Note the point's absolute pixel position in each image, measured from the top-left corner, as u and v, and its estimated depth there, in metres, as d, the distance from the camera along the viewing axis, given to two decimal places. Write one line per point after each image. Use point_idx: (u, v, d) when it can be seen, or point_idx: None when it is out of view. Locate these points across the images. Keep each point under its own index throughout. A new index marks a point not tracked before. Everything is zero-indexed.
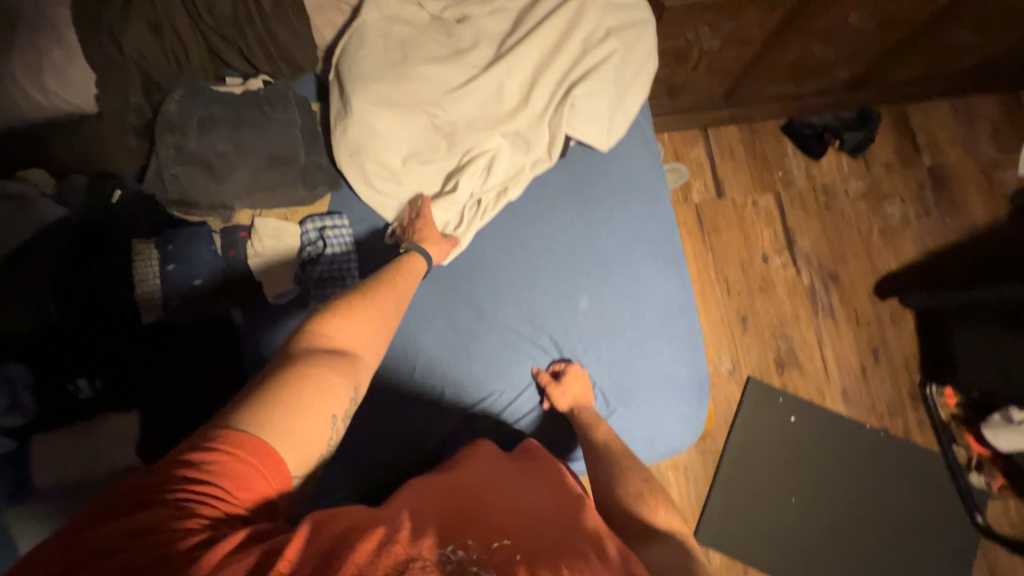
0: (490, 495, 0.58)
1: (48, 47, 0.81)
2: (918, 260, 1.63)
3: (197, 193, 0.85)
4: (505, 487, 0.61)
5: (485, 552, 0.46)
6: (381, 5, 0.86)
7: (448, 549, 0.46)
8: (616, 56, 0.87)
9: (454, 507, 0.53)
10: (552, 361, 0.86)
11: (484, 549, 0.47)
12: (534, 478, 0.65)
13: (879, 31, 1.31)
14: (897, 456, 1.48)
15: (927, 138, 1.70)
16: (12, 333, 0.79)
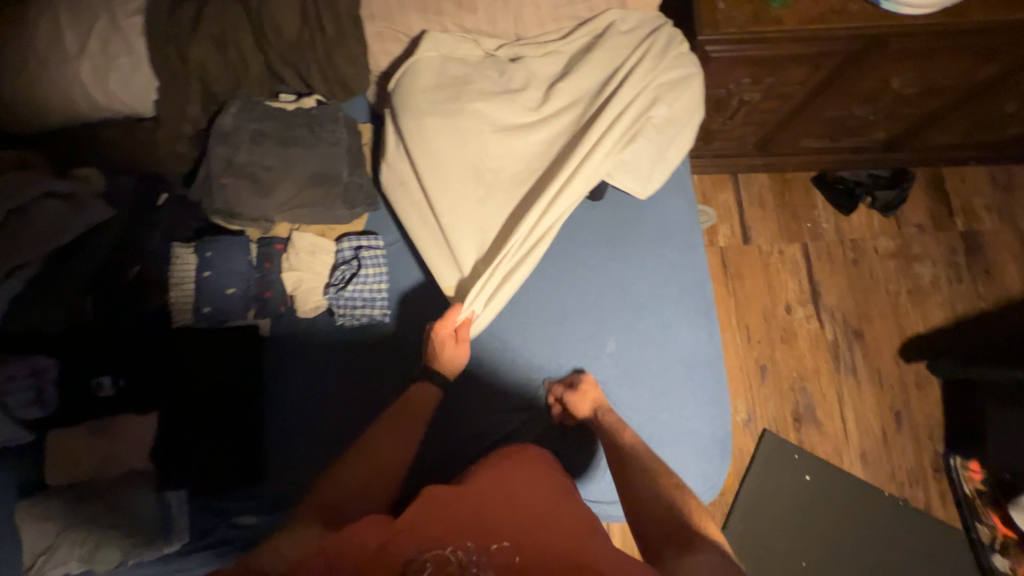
0: (523, 528, 0.61)
1: (118, 55, 0.85)
2: (947, 325, 1.59)
3: (238, 205, 0.86)
4: (538, 519, 0.63)
5: (485, 551, 0.59)
6: (437, 42, 0.89)
7: (450, 549, 0.59)
8: (665, 107, 0.88)
9: (459, 508, 0.64)
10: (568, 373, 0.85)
11: (484, 549, 0.59)
12: (563, 506, 0.67)
13: (922, 97, 1.31)
14: (917, 529, 1.41)
15: (962, 203, 1.69)
16: (49, 327, 0.82)
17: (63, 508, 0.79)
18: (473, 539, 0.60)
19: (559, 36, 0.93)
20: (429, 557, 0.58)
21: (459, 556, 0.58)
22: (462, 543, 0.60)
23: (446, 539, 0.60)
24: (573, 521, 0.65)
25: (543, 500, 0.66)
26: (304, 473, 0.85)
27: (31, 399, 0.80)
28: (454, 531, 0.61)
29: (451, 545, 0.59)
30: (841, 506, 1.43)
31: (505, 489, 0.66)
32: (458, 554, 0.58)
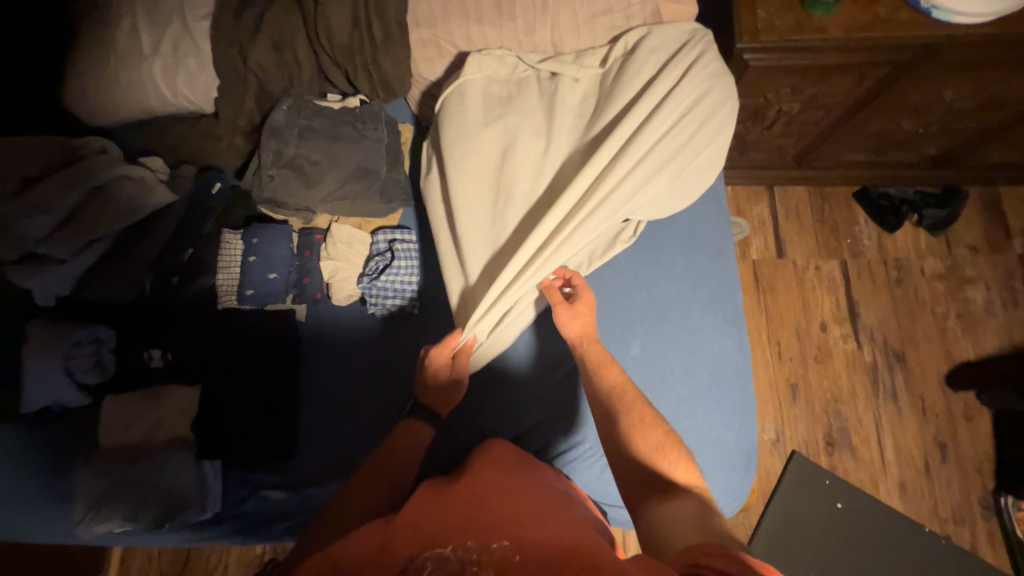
0: (525, 525, 0.61)
1: (187, 55, 0.92)
2: (1001, 354, 1.49)
3: (286, 195, 0.91)
4: (545, 517, 0.63)
5: (486, 551, 0.57)
6: (481, 66, 0.90)
7: (449, 548, 0.58)
8: (704, 124, 0.85)
9: (452, 518, 0.62)
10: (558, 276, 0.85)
11: (485, 548, 0.57)
12: (567, 509, 0.68)
13: (978, 110, 1.24)
14: (961, 571, 1.32)
15: (1021, 224, 1.59)
16: (112, 301, 0.89)
17: (111, 469, 0.85)
18: (472, 538, 0.59)
19: (598, 59, 0.91)
20: (428, 553, 0.57)
21: (460, 555, 0.57)
22: (462, 543, 0.58)
23: (445, 541, 0.59)
24: (576, 521, 0.65)
25: (547, 502, 0.68)
26: (331, 454, 0.89)
27: (91, 364, 0.87)
28: (452, 533, 0.60)
29: (451, 544, 0.58)
30: (876, 539, 1.35)
31: (505, 490, 0.69)
32: (458, 553, 0.57)
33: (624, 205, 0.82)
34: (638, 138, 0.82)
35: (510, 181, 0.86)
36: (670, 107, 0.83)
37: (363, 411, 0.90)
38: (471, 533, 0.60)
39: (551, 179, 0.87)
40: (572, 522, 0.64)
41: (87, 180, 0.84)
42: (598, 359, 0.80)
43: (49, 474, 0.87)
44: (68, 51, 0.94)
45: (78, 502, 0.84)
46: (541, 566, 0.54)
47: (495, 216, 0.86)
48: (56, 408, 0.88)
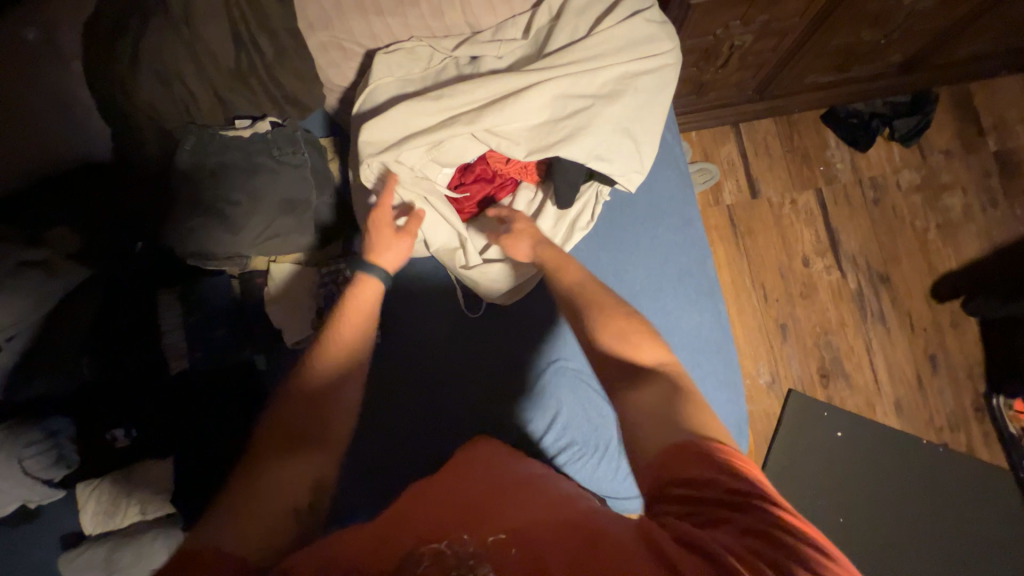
0: (512, 503, 0.54)
1: (68, 104, 0.83)
2: (983, 257, 1.48)
3: (212, 245, 0.83)
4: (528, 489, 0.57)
5: (482, 547, 0.48)
6: (391, 66, 0.80)
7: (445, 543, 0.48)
8: (642, 87, 0.76)
9: (455, 505, 0.55)
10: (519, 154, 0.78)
11: (481, 543, 0.48)
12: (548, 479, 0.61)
13: (940, 8, 1.16)
14: (961, 474, 1.36)
15: (993, 119, 1.53)
16: (55, 392, 0.83)
17: (98, 558, 0.82)
18: (470, 529, 0.50)
19: (521, 29, 0.81)
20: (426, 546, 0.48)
21: (458, 548, 0.47)
22: (460, 536, 0.49)
23: (441, 534, 0.50)
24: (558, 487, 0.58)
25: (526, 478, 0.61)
26: None
27: (52, 459, 0.82)
28: (451, 523, 0.52)
29: (447, 539, 0.49)
30: (876, 459, 1.39)
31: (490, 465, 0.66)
32: (454, 546, 0.47)
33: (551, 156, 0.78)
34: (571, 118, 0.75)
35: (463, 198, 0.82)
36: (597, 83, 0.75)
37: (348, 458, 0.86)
38: (471, 514, 0.53)
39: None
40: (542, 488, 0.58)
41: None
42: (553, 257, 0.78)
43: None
44: None
45: None
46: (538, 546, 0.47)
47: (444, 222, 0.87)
48: (33, 505, 0.85)
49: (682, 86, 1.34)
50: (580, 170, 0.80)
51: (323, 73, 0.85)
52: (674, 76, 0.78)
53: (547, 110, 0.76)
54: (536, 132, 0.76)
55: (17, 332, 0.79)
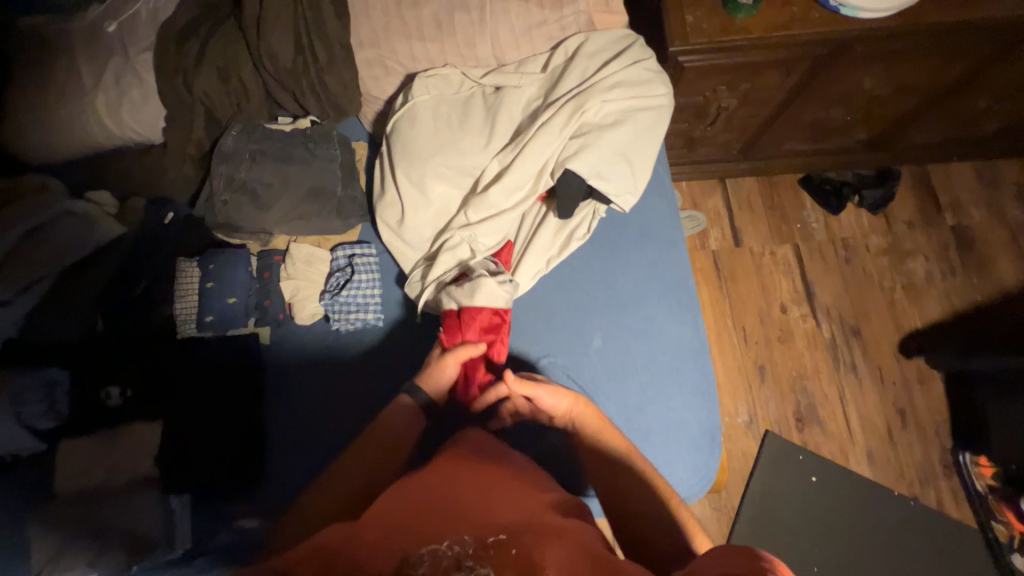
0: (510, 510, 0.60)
1: (129, 88, 0.95)
2: (946, 319, 1.59)
3: (241, 219, 0.90)
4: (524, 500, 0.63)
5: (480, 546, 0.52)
6: (427, 84, 0.92)
7: (450, 542, 0.53)
8: (640, 124, 0.88)
9: (455, 509, 0.59)
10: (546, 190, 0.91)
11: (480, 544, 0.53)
12: (543, 493, 0.66)
13: (895, 97, 1.35)
14: (929, 529, 1.39)
15: (950, 199, 1.70)
16: (61, 343, 0.86)
17: (72, 516, 0.82)
18: (472, 535, 0.54)
19: (540, 65, 0.93)
20: (428, 548, 0.53)
21: (454, 548, 0.52)
22: (459, 537, 0.54)
23: (442, 535, 0.55)
24: (548, 502, 0.64)
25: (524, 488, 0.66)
26: (307, 475, 0.88)
27: (45, 408, 0.84)
28: (455, 525, 0.56)
29: (446, 540, 0.53)
30: (848, 507, 1.42)
31: (499, 467, 0.71)
32: (453, 548, 0.52)
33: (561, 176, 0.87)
34: (581, 145, 0.85)
35: (474, 204, 0.89)
36: (605, 120, 0.87)
37: (333, 426, 0.89)
38: (471, 520, 0.57)
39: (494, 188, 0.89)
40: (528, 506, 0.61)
41: (27, 218, 0.83)
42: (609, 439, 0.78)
43: (4, 530, 0.83)
44: (12, 92, 0.95)
45: (37, 554, 0.81)
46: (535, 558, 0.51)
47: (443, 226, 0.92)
48: (14, 457, 0.85)
49: (675, 139, 1.50)
50: (582, 186, 0.88)
51: (362, 83, 0.97)
52: (668, 115, 0.91)
53: (560, 132, 0.86)
54: (548, 153, 0.87)
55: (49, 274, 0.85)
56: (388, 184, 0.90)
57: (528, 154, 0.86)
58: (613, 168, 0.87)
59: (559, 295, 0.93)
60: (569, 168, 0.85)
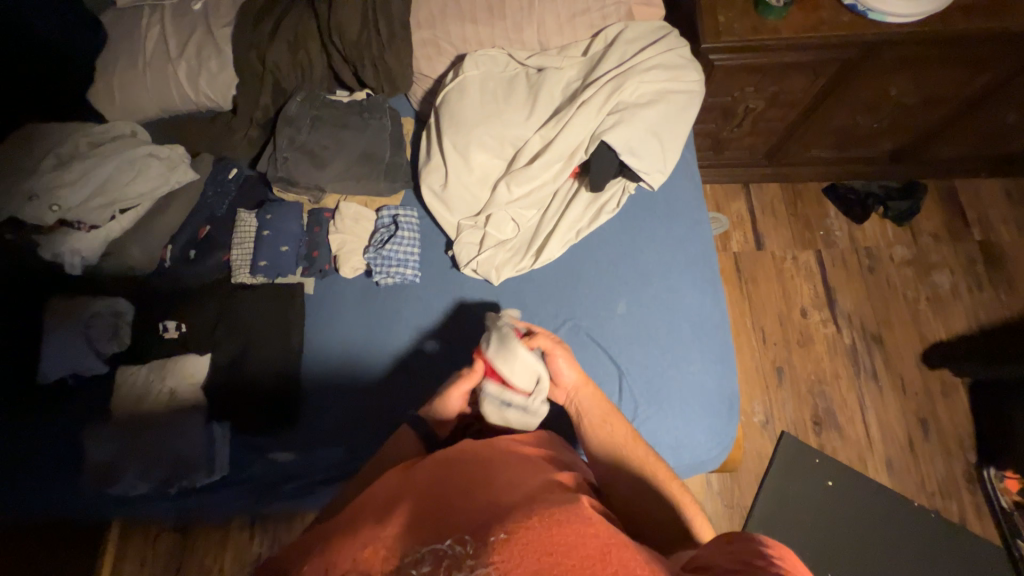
0: (511, 493, 0.51)
1: (208, 57, 1.04)
2: (972, 333, 1.57)
3: (298, 175, 0.98)
4: (524, 482, 0.54)
5: (480, 543, 0.43)
6: (477, 62, 1.00)
7: (448, 543, 0.44)
8: (672, 107, 0.94)
9: (454, 502, 0.51)
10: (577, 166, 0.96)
11: (480, 540, 0.43)
12: (546, 476, 0.58)
13: (922, 106, 1.39)
14: (950, 542, 1.36)
15: (978, 215, 1.70)
16: (134, 279, 0.97)
17: (124, 435, 0.88)
18: (473, 530, 0.45)
19: (581, 50, 1.01)
20: (429, 548, 0.45)
21: (454, 548, 0.44)
22: (460, 536, 0.45)
23: (442, 534, 0.46)
24: (551, 483, 0.56)
25: (524, 470, 0.58)
26: (339, 416, 0.92)
27: (109, 334, 0.93)
28: (455, 521, 0.48)
29: (447, 538, 0.45)
30: (865, 514, 1.39)
31: (495, 448, 0.63)
32: (455, 549, 0.43)
33: (592, 151, 0.93)
34: (615, 122, 0.91)
35: (512, 173, 0.95)
36: (639, 101, 0.93)
37: (366, 381, 0.94)
38: (469, 513, 0.49)
39: (532, 158, 0.95)
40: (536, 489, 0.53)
41: (122, 155, 0.93)
42: (597, 412, 0.76)
43: (65, 442, 0.90)
44: (109, 58, 1.07)
45: (89, 466, 0.88)
46: (544, 540, 0.42)
47: (481, 193, 0.98)
48: (74, 379, 0.93)
49: (702, 140, 1.56)
50: (615, 161, 0.93)
51: (416, 61, 1.06)
52: (698, 100, 0.97)
53: (597, 109, 0.92)
54: (585, 128, 0.92)
55: (131, 210, 0.95)
56: (435, 152, 0.98)
57: (565, 127, 0.92)
58: (644, 145, 0.92)
59: (587, 263, 0.98)
60: (604, 141, 0.91)
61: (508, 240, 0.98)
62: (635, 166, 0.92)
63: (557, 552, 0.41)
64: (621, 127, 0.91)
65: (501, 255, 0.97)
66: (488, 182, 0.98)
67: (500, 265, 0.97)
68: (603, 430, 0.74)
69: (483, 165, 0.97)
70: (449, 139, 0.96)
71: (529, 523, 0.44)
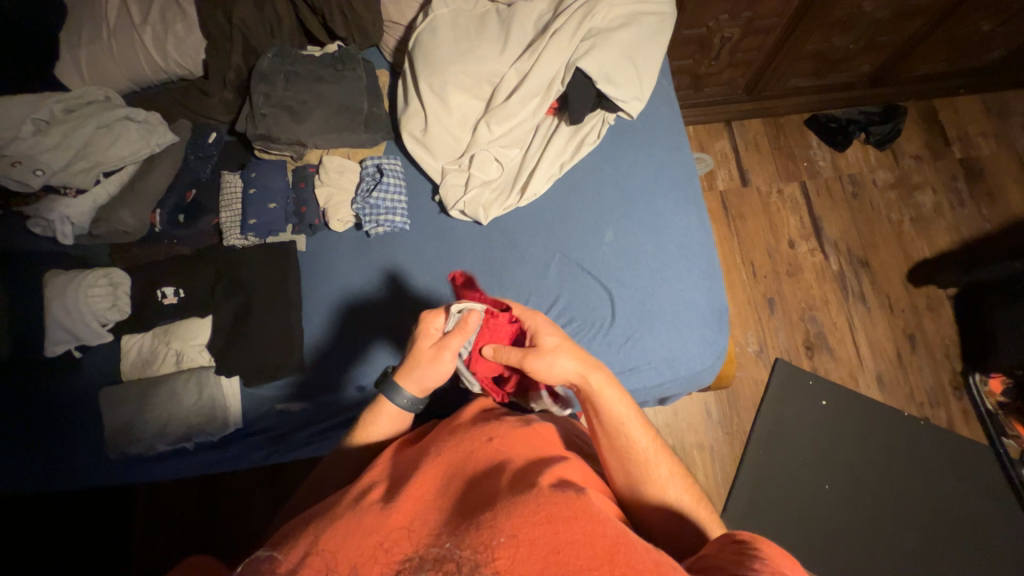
0: (514, 485, 0.49)
1: (174, 22, 1.03)
2: (954, 248, 1.61)
3: (278, 131, 0.98)
4: (527, 469, 0.52)
5: (481, 546, 0.42)
6: (446, 1, 0.99)
7: (450, 545, 0.44)
8: (643, 30, 0.95)
9: (458, 501, 0.50)
10: (554, 98, 0.96)
11: (481, 543, 0.42)
12: (552, 461, 0.55)
13: (895, 19, 1.40)
14: (939, 445, 1.43)
15: (958, 132, 1.72)
16: (136, 256, 1.00)
17: (137, 397, 0.92)
18: (474, 528, 0.44)
19: None
20: (428, 550, 0.44)
21: (454, 549, 0.43)
22: (461, 536, 0.44)
23: (445, 532, 0.46)
24: (557, 468, 0.53)
25: (528, 460, 0.55)
26: (345, 364, 0.95)
27: (109, 302, 0.95)
28: (457, 520, 0.47)
29: (448, 537, 0.45)
30: (857, 426, 1.45)
31: (501, 432, 0.60)
32: (455, 550, 0.43)
33: (567, 81, 0.93)
34: (588, 48, 0.91)
35: (490, 111, 0.95)
36: (611, 26, 0.93)
37: (365, 329, 0.96)
38: (468, 511, 0.47)
39: (510, 94, 0.95)
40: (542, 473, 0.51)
41: (97, 118, 0.94)
42: (615, 417, 0.64)
43: (84, 407, 0.94)
44: (72, 32, 1.05)
45: (108, 429, 0.91)
46: (550, 539, 0.42)
47: (462, 135, 0.98)
48: (80, 350, 0.96)
49: (681, 77, 1.55)
50: (592, 90, 0.94)
51: (384, 7, 1.05)
52: (670, 22, 0.97)
53: (570, 37, 0.92)
54: (559, 56, 0.92)
55: (114, 176, 0.96)
56: (413, 97, 0.98)
57: (539, 58, 0.92)
58: (619, 70, 0.92)
59: (573, 196, 0.99)
60: (579, 68, 0.91)
61: (494, 181, 0.99)
62: (612, 92, 0.92)
63: (564, 554, 0.41)
64: (595, 53, 0.91)
65: (486, 195, 0.98)
66: (468, 123, 0.98)
67: (487, 205, 0.98)
68: (622, 440, 0.63)
69: (461, 107, 0.97)
70: (426, 83, 0.96)
71: (535, 521, 0.43)
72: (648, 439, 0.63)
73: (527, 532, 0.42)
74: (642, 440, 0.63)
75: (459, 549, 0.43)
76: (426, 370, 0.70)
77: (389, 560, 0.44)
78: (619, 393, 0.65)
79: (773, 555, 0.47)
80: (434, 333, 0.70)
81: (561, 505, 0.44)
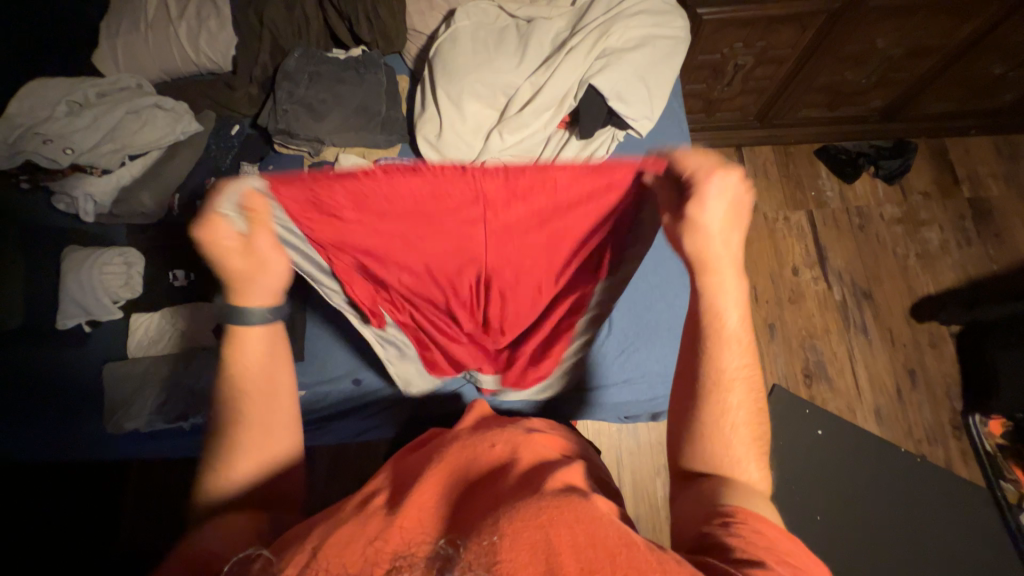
0: (516, 487, 0.50)
1: (208, 18, 1.07)
2: (959, 286, 1.60)
3: (298, 128, 1.02)
4: (529, 473, 0.53)
5: (478, 550, 0.42)
6: (469, 14, 1.03)
7: (448, 544, 0.45)
8: (657, 52, 0.98)
9: (458, 503, 0.52)
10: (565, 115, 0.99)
11: (478, 545, 0.42)
12: (554, 466, 0.56)
13: (908, 57, 1.42)
14: (935, 485, 1.41)
15: (968, 172, 1.73)
16: (152, 238, 1.03)
17: (139, 375, 0.94)
18: (471, 530, 0.45)
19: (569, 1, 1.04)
20: (422, 550, 0.45)
21: (454, 549, 0.43)
22: (460, 536, 0.45)
23: (444, 536, 0.46)
24: (557, 471, 0.53)
25: (529, 463, 0.56)
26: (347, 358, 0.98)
27: (122, 280, 0.98)
28: (458, 525, 0.48)
29: (447, 538, 0.46)
30: (852, 458, 1.44)
31: (504, 438, 0.62)
32: (454, 548, 0.44)
33: (577, 96, 0.96)
34: (602, 66, 0.95)
35: (504, 122, 0.98)
36: (626, 47, 0.96)
37: None
38: (471, 513, 0.48)
39: (524, 106, 0.98)
40: (544, 476, 0.52)
41: (127, 104, 0.98)
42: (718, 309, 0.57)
43: (89, 382, 0.97)
44: (112, 23, 1.10)
45: (108, 404, 0.93)
46: (552, 542, 0.42)
47: (473, 143, 1.01)
48: (90, 325, 0.99)
49: (693, 101, 1.58)
50: (603, 107, 0.96)
51: (409, 17, 1.09)
52: (684, 46, 1.00)
53: (585, 54, 0.95)
54: (574, 73, 0.95)
55: (138, 161, 1.00)
56: (430, 103, 1.01)
57: (555, 73, 0.95)
58: (631, 89, 0.95)
59: None
60: (592, 85, 0.94)
61: None
62: (623, 110, 0.95)
63: (566, 555, 0.41)
64: (609, 71, 0.94)
65: None
66: (481, 132, 1.01)
67: None
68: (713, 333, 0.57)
69: (476, 115, 1.00)
70: (444, 90, 1.00)
71: (537, 523, 0.44)
72: (738, 359, 0.57)
73: (528, 535, 0.43)
74: (734, 345, 0.57)
75: (454, 547, 0.44)
76: (265, 273, 0.59)
77: (380, 557, 0.44)
78: (741, 286, 0.58)
79: (777, 537, 0.46)
80: (233, 244, 0.55)
81: (562, 508, 0.45)
